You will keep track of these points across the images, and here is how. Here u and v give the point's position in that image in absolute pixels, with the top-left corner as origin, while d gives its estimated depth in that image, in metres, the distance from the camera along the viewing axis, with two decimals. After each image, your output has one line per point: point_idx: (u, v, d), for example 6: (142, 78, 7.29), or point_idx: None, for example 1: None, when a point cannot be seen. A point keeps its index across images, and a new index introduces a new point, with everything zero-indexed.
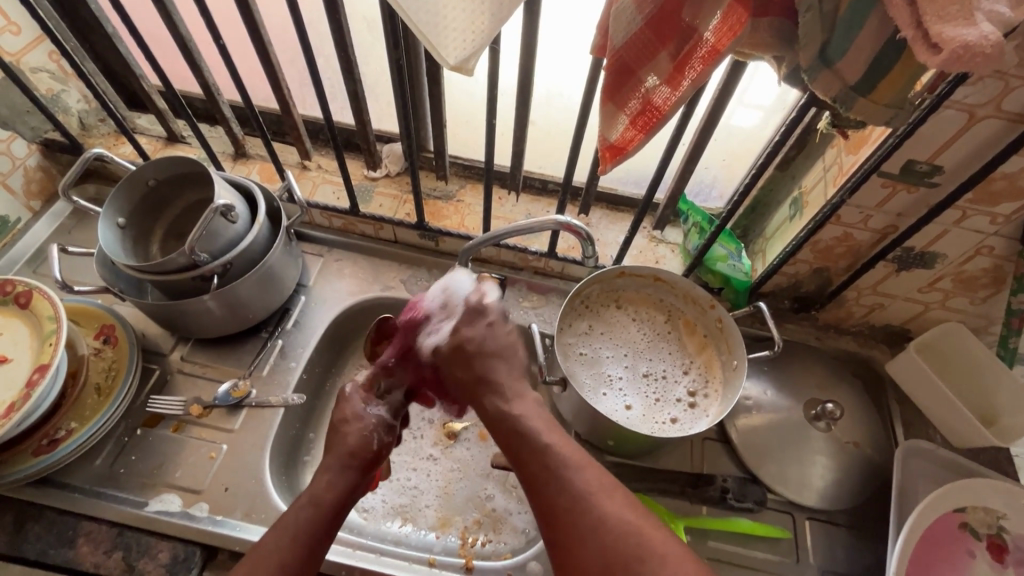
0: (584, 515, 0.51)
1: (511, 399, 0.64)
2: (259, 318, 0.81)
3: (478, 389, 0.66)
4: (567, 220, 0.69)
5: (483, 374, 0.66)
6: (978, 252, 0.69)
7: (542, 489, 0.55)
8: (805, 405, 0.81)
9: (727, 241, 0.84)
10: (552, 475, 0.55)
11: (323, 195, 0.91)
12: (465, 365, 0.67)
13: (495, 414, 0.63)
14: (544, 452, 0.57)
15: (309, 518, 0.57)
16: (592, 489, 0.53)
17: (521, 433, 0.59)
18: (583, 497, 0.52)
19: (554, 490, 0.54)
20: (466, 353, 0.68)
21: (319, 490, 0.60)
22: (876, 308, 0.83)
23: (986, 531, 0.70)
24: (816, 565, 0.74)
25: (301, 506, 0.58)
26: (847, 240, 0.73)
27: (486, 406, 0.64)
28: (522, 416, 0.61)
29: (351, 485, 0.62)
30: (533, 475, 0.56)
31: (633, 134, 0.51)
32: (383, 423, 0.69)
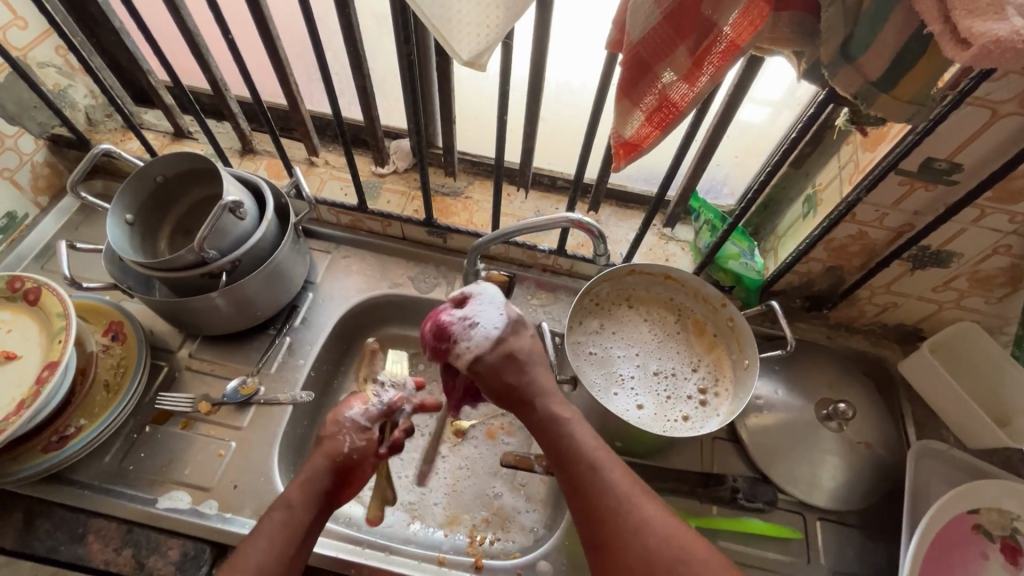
0: (627, 517, 0.53)
1: (555, 400, 0.63)
2: (266, 316, 0.80)
3: (524, 396, 0.63)
4: (578, 218, 0.68)
5: (527, 380, 0.63)
6: (995, 251, 0.68)
7: (586, 495, 0.56)
8: (817, 404, 0.79)
9: (740, 239, 0.83)
10: (597, 478, 0.56)
11: (331, 191, 0.91)
12: (512, 368, 0.64)
13: (540, 418, 0.62)
14: (591, 455, 0.57)
15: (282, 521, 0.56)
16: (633, 493, 0.55)
17: (567, 434, 0.60)
18: (631, 504, 0.54)
19: (598, 491, 0.55)
20: (518, 360, 0.64)
21: (290, 493, 0.59)
22: (889, 307, 0.82)
23: (1000, 533, 0.70)
24: (827, 565, 0.74)
25: (274, 510, 0.57)
26: (862, 238, 0.72)
27: (523, 412, 0.63)
28: (568, 419, 0.61)
29: (330, 485, 0.61)
30: (578, 475, 0.57)
31: (649, 130, 0.50)
32: (360, 428, 0.66)
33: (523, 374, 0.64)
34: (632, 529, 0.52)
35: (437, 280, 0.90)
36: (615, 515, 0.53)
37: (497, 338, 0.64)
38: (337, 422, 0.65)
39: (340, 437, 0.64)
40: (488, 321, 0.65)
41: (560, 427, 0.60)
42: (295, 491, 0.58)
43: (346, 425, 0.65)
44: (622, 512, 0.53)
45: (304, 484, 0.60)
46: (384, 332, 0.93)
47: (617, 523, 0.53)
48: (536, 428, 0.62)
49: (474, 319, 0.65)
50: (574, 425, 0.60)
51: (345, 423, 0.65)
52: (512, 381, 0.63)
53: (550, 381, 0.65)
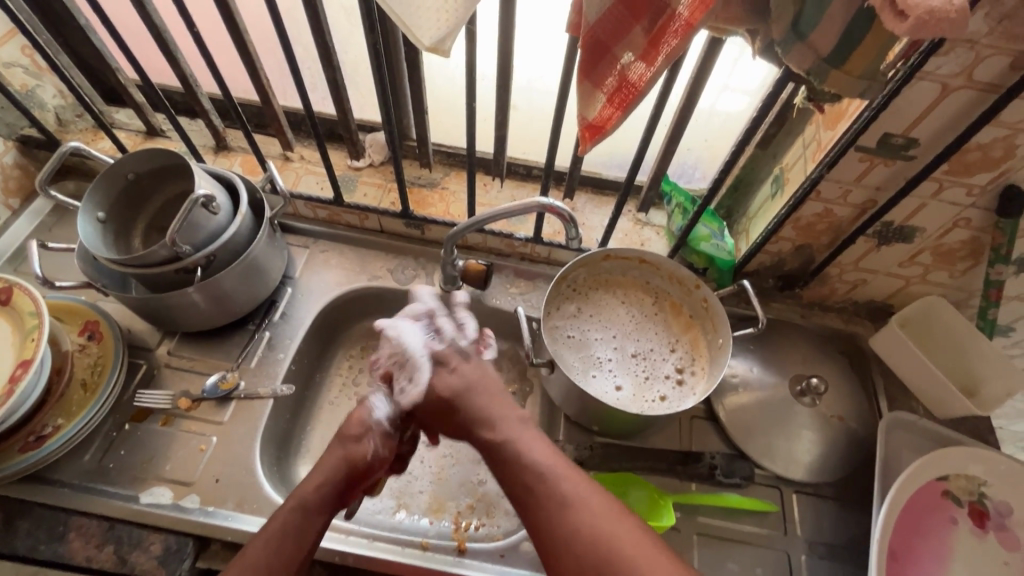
0: (567, 527, 0.51)
1: (494, 421, 0.62)
2: (244, 311, 0.81)
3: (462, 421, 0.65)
4: (550, 203, 0.69)
5: (460, 415, 0.64)
6: (956, 224, 0.70)
7: (530, 512, 0.54)
8: (790, 381, 0.81)
9: (710, 221, 0.85)
10: (539, 492, 0.54)
11: (307, 185, 0.91)
12: (440, 415, 0.67)
13: (483, 446, 0.61)
14: (534, 471, 0.55)
15: (298, 522, 0.57)
16: (576, 500, 0.53)
17: (510, 455, 0.58)
18: (572, 515, 0.52)
19: (540, 507, 0.53)
20: (447, 405, 0.66)
21: (305, 493, 0.59)
22: (859, 284, 0.84)
23: (968, 498, 0.72)
24: (804, 536, 0.76)
25: (290, 510, 0.58)
26: (828, 216, 0.74)
27: (472, 437, 0.63)
28: (508, 442, 0.59)
29: (338, 489, 0.61)
30: (522, 491, 0.55)
31: (611, 112, 0.51)
32: (384, 434, 0.68)
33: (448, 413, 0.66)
34: (570, 542, 0.50)
35: (416, 271, 0.91)
36: (555, 530, 0.51)
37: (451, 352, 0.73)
38: (365, 424, 0.67)
39: (366, 444, 0.65)
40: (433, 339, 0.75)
41: (506, 446, 0.59)
42: (310, 494, 0.59)
43: (374, 428, 0.67)
44: (561, 525, 0.51)
45: (318, 479, 0.61)
46: (365, 326, 0.94)
47: (558, 538, 0.51)
48: (487, 450, 0.61)
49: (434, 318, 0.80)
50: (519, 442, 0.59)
51: (373, 428, 0.67)
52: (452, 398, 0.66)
53: (487, 403, 0.64)
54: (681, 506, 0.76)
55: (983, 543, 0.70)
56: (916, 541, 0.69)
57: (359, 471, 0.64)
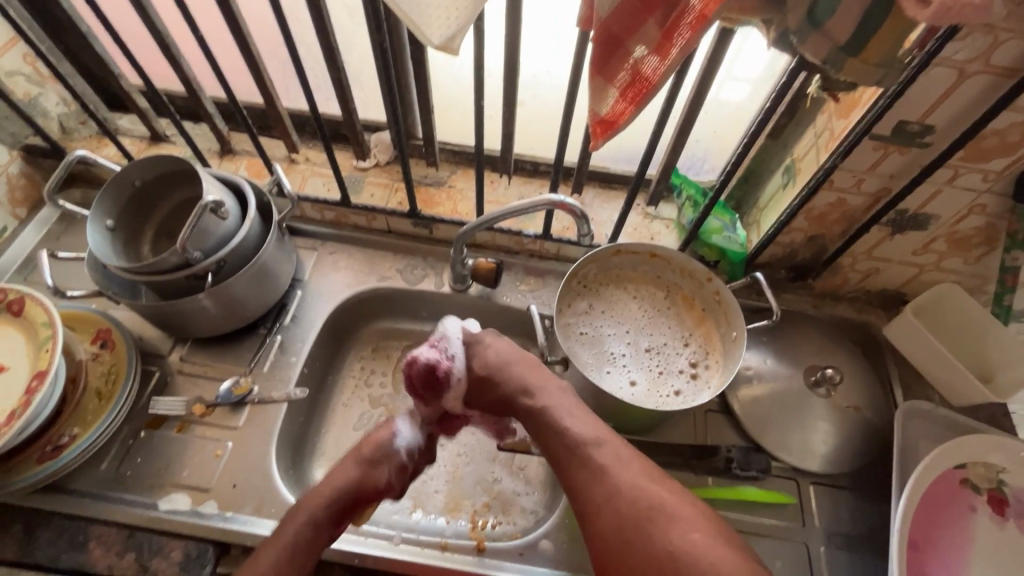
0: (603, 487, 0.58)
1: (542, 395, 0.68)
2: (254, 315, 0.81)
3: (507, 398, 0.71)
4: (561, 199, 0.69)
5: (507, 393, 0.71)
6: (971, 211, 0.69)
7: (569, 474, 0.61)
8: (805, 372, 0.81)
9: (722, 213, 0.84)
10: (576, 455, 0.61)
11: (314, 187, 0.90)
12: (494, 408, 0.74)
13: (526, 411, 0.68)
14: (570, 436, 0.63)
15: (305, 528, 0.61)
16: (609, 462, 0.59)
17: (551, 424, 0.65)
18: (605, 472, 0.59)
19: (577, 468, 0.61)
20: (489, 380, 0.72)
21: (314, 505, 0.63)
22: (871, 273, 0.83)
23: (987, 486, 0.71)
24: (822, 528, 0.75)
25: (298, 515, 0.62)
26: (841, 205, 0.73)
27: (520, 404, 0.70)
28: (550, 408, 0.67)
29: (346, 502, 0.65)
30: (562, 457, 0.63)
31: (624, 106, 0.50)
32: (400, 465, 0.71)
33: (496, 388, 0.72)
34: (605, 499, 0.57)
35: (425, 271, 0.91)
36: (592, 487, 0.59)
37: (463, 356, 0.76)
38: (382, 448, 0.70)
39: (380, 472, 0.68)
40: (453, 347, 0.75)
41: (544, 414, 0.66)
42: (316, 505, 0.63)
43: (391, 456, 0.70)
44: (596, 482, 0.58)
45: (321, 496, 0.64)
46: (374, 327, 0.95)
47: (595, 494, 0.58)
48: (529, 421, 0.69)
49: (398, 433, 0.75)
50: (554, 405, 0.67)
51: (391, 456, 0.70)
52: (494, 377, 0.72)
53: (538, 375, 0.71)
54: (697, 500, 0.76)
55: (1003, 530, 0.70)
56: (936, 530, 0.69)
57: (367, 495, 0.67)
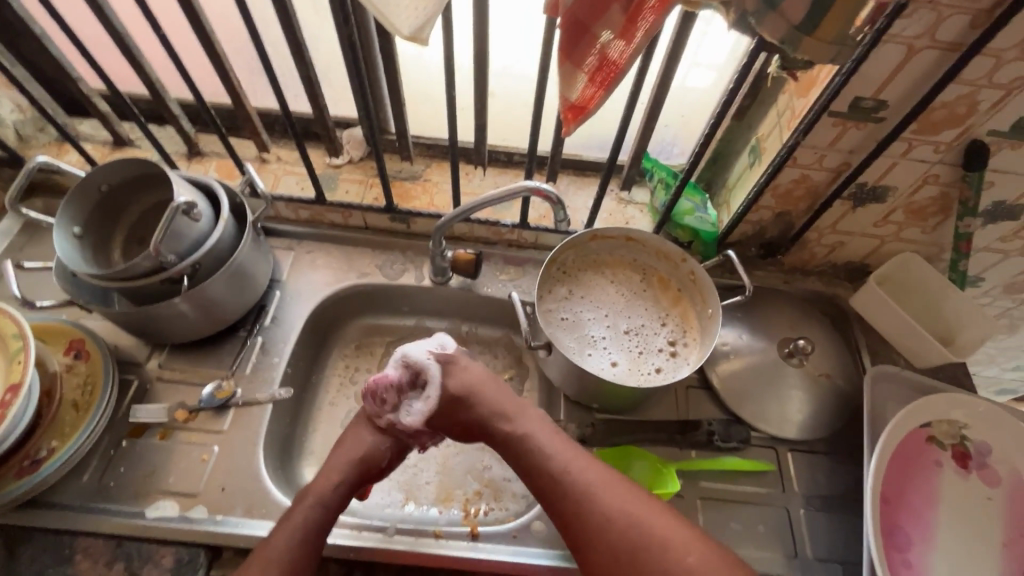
0: (594, 513, 0.61)
1: (516, 416, 0.69)
2: (232, 318, 0.80)
3: (481, 421, 0.70)
4: (537, 185, 0.70)
5: (485, 414, 0.70)
6: (926, 181, 0.73)
7: (554, 498, 0.63)
8: (779, 344, 0.84)
9: (692, 194, 0.86)
10: (561, 481, 0.63)
11: (287, 186, 0.89)
12: (464, 427, 0.72)
13: (505, 437, 0.68)
14: (553, 463, 0.65)
15: (317, 517, 0.63)
16: (594, 487, 0.62)
17: (532, 450, 0.66)
18: (595, 496, 0.62)
19: (564, 493, 0.63)
20: (464, 401, 0.71)
21: (322, 491, 0.65)
22: (837, 246, 0.87)
23: (950, 441, 0.75)
24: (801, 492, 0.79)
25: (310, 506, 0.64)
26: (805, 182, 0.76)
27: (495, 428, 0.69)
28: (530, 434, 0.67)
29: (352, 486, 0.68)
30: (545, 483, 0.64)
31: (593, 91, 0.52)
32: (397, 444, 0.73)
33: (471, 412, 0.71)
34: (599, 524, 0.60)
35: (404, 265, 0.91)
36: (583, 511, 0.61)
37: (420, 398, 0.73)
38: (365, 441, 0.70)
39: (381, 450, 0.71)
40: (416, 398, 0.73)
41: (524, 441, 0.67)
42: (324, 488, 0.65)
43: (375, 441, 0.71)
44: (586, 508, 0.61)
45: (331, 479, 0.66)
46: (357, 325, 0.95)
47: (585, 520, 0.61)
48: (503, 445, 0.69)
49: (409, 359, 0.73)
50: (529, 432, 0.68)
51: (383, 440, 0.71)
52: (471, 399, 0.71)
53: (507, 397, 0.72)
54: (682, 473, 0.78)
55: (967, 482, 0.74)
56: (906, 485, 0.73)
57: (373, 473, 0.70)
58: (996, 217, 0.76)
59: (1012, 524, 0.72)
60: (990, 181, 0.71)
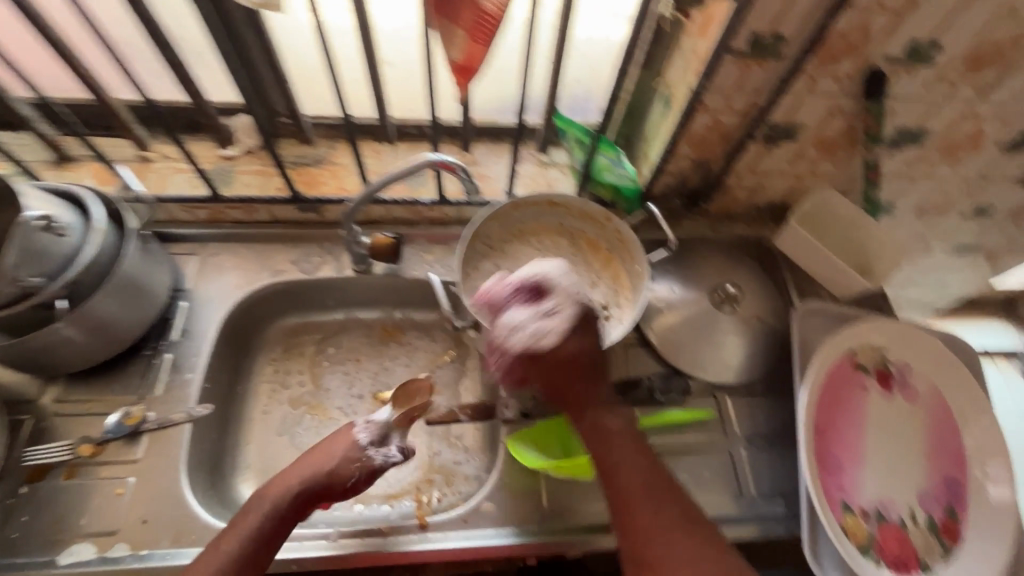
0: (654, 513, 0.57)
1: (609, 399, 0.64)
2: (133, 337, 0.73)
3: (579, 399, 0.62)
4: (440, 158, 0.67)
5: (598, 386, 0.62)
6: (832, 115, 0.73)
7: (614, 482, 0.60)
8: (710, 292, 0.84)
9: (608, 149, 0.82)
10: (625, 469, 0.60)
11: (176, 185, 0.81)
12: (570, 379, 0.61)
13: (590, 421, 0.62)
14: (623, 450, 0.61)
15: (264, 521, 0.60)
16: (659, 490, 0.59)
17: (606, 431, 0.62)
18: (659, 503, 0.58)
19: (626, 484, 0.59)
20: (581, 369, 0.61)
21: (275, 493, 0.62)
22: (758, 188, 0.87)
23: (874, 365, 0.78)
24: (742, 433, 0.81)
25: (260, 506, 0.61)
26: (717, 126, 0.74)
27: (570, 407, 0.63)
28: (609, 416, 0.62)
29: (307, 498, 0.63)
30: (606, 464, 0.61)
31: (476, 48, 0.49)
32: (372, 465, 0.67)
33: (596, 379, 0.62)
34: (655, 530, 0.57)
35: (322, 257, 0.86)
36: (642, 506, 0.58)
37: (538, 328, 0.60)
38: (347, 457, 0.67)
39: (352, 468, 0.66)
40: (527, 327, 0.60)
41: (609, 419, 0.62)
42: (272, 489, 0.62)
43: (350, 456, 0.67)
44: (647, 506, 0.58)
45: (286, 483, 0.63)
46: (281, 326, 0.89)
47: (641, 514, 0.57)
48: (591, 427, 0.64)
49: (552, 288, 0.62)
50: (615, 410, 0.63)
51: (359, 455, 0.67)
52: (561, 365, 0.60)
53: (605, 382, 0.63)
54: None
55: (891, 402, 0.77)
56: (836, 414, 0.75)
57: (335, 493, 0.65)
58: (900, 145, 0.78)
59: (933, 438, 0.74)
60: (891, 109, 0.72)
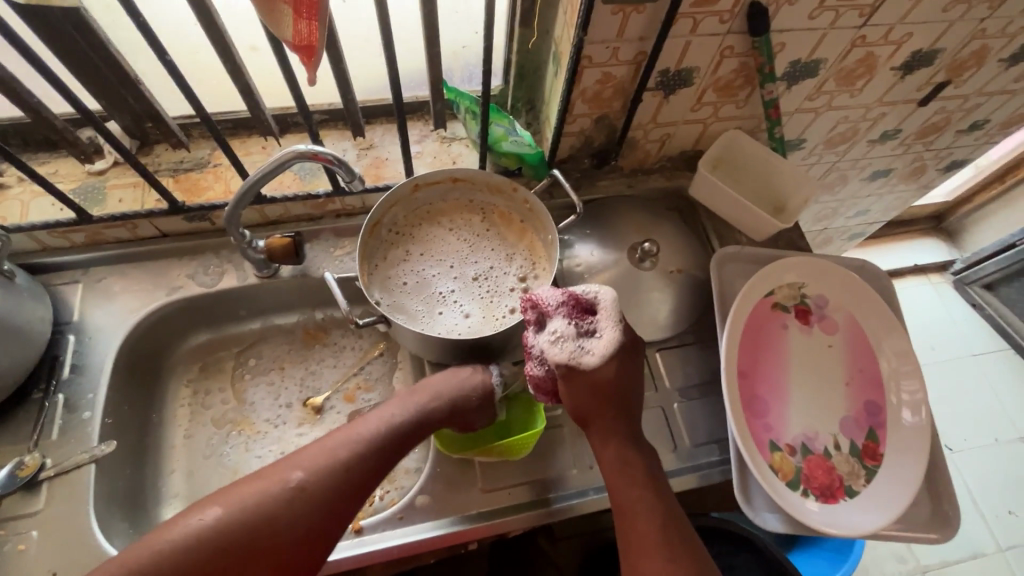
0: (665, 556, 0.58)
1: (634, 429, 0.66)
2: (21, 380, 0.67)
3: (604, 429, 0.64)
4: (312, 149, 0.62)
5: (620, 419, 0.64)
6: (723, 55, 0.71)
7: (630, 519, 0.61)
8: (629, 252, 0.81)
9: (501, 117, 0.79)
10: (641, 508, 0.61)
11: (40, 210, 0.74)
12: (601, 402, 0.63)
13: (612, 454, 0.64)
14: (641, 488, 0.62)
15: (361, 453, 0.61)
16: (672, 534, 0.60)
17: (627, 464, 0.63)
18: (671, 548, 0.59)
19: (640, 523, 0.60)
20: (609, 396, 0.63)
21: (386, 423, 0.64)
22: (666, 139, 0.85)
23: (793, 303, 0.79)
24: (674, 387, 0.81)
25: (355, 439, 0.61)
26: (610, 80, 0.72)
27: (595, 436, 0.65)
28: (631, 449, 0.64)
29: (399, 441, 0.63)
30: (622, 500, 0.62)
31: (307, 26, 0.45)
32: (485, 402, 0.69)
33: (613, 405, 0.64)
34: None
35: (222, 266, 0.80)
36: (654, 548, 0.59)
37: (573, 347, 0.61)
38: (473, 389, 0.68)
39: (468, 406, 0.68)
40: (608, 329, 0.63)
41: (629, 455, 0.64)
42: (380, 418, 0.64)
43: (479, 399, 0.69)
44: (658, 547, 0.59)
45: (389, 417, 0.64)
46: (193, 343, 0.83)
47: (653, 556, 0.58)
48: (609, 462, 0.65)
49: (603, 307, 0.63)
50: (634, 447, 0.64)
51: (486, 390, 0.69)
52: (593, 390, 0.62)
53: (632, 409, 0.66)
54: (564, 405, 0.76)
55: (812, 337, 0.78)
56: (760, 355, 0.76)
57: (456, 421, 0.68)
58: (797, 78, 0.77)
59: (851, 363, 0.77)
60: (780, 43, 0.70)
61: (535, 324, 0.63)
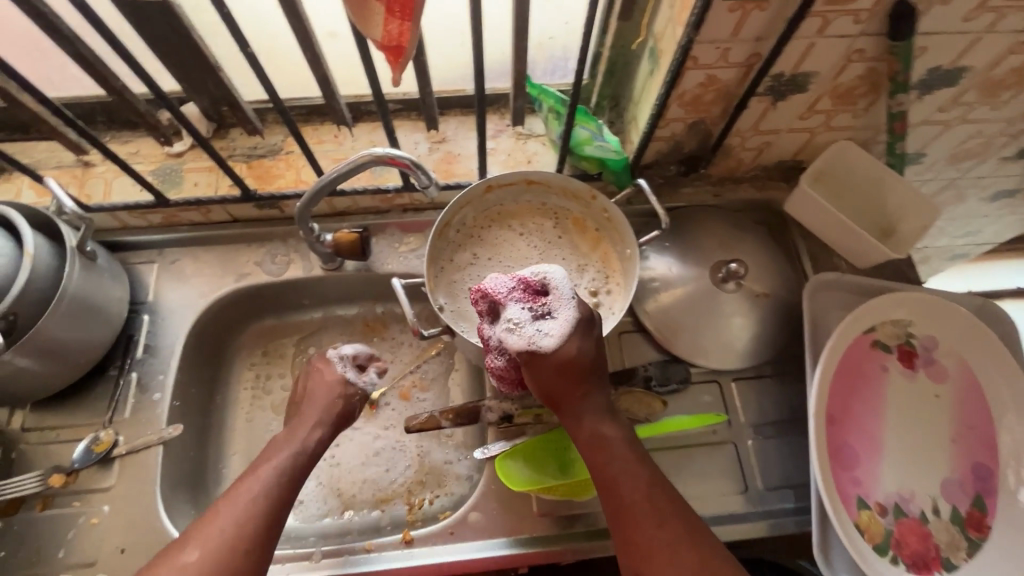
0: (654, 523, 0.54)
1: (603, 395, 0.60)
2: (94, 359, 0.69)
3: (574, 406, 0.59)
4: (387, 152, 0.59)
5: (590, 391, 0.59)
6: (850, 59, 0.62)
7: (615, 493, 0.56)
8: (712, 269, 0.75)
9: (587, 120, 0.73)
10: (625, 479, 0.57)
11: (122, 190, 0.76)
12: (568, 381, 0.57)
13: (585, 428, 0.59)
14: (621, 456, 0.58)
15: (242, 513, 0.55)
16: (658, 501, 0.56)
17: (603, 439, 0.58)
18: (659, 514, 0.55)
19: (625, 494, 0.56)
20: (574, 376, 0.57)
21: (256, 479, 0.58)
22: (764, 147, 0.77)
23: (896, 342, 0.71)
24: (748, 422, 0.75)
25: (232, 504, 0.55)
26: (713, 83, 0.64)
27: (565, 416, 0.60)
28: (603, 421, 0.59)
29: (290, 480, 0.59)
30: (604, 474, 0.57)
31: (398, 25, 0.41)
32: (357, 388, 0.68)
33: (581, 386, 0.58)
34: (659, 543, 0.54)
35: (288, 254, 0.79)
36: (643, 519, 0.55)
37: (527, 335, 0.54)
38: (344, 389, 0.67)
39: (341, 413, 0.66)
40: (567, 307, 0.56)
41: (600, 423, 0.59)
42: (255, 473, 0.58)
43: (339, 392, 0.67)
44: (647, 516, 0.55)
45: (258, 474, 0.58)
46: (260, 326, 0.84)
47: (644, 528, 0.54)
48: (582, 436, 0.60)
49: (555, 286, 0.56)
50: (605, 417, 0.59)
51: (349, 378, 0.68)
52: (556, 373, 0.56)
53: (600, 380, 0.60)
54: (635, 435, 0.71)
55: (915, 383, 0.70)
56: (853, 400, 0.68)
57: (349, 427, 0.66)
58: (932, 87, 0.66)
59: (960, 418, 0.68)
60: (922, 48, 0.60)
61: (491, 316, 0.57)
